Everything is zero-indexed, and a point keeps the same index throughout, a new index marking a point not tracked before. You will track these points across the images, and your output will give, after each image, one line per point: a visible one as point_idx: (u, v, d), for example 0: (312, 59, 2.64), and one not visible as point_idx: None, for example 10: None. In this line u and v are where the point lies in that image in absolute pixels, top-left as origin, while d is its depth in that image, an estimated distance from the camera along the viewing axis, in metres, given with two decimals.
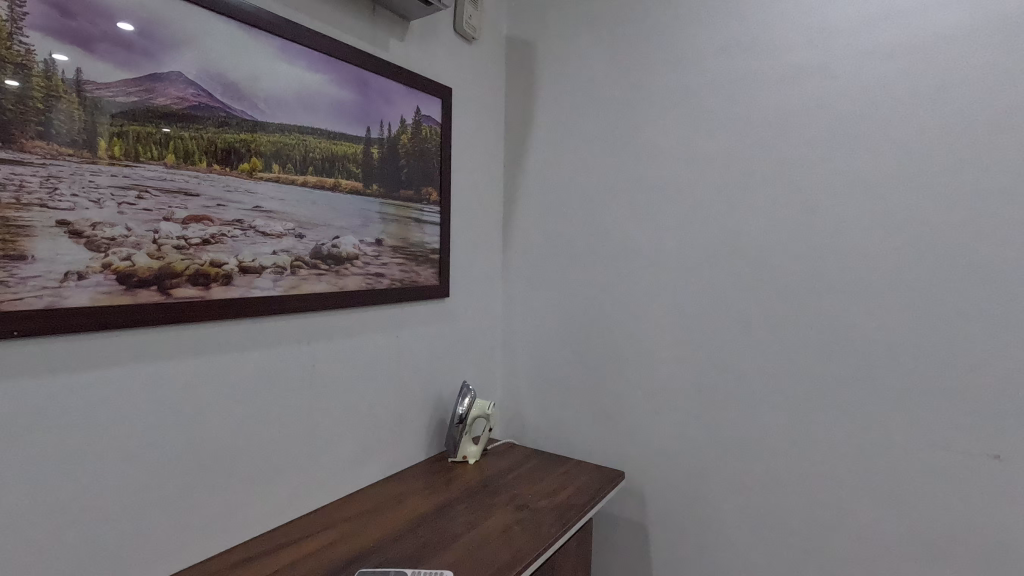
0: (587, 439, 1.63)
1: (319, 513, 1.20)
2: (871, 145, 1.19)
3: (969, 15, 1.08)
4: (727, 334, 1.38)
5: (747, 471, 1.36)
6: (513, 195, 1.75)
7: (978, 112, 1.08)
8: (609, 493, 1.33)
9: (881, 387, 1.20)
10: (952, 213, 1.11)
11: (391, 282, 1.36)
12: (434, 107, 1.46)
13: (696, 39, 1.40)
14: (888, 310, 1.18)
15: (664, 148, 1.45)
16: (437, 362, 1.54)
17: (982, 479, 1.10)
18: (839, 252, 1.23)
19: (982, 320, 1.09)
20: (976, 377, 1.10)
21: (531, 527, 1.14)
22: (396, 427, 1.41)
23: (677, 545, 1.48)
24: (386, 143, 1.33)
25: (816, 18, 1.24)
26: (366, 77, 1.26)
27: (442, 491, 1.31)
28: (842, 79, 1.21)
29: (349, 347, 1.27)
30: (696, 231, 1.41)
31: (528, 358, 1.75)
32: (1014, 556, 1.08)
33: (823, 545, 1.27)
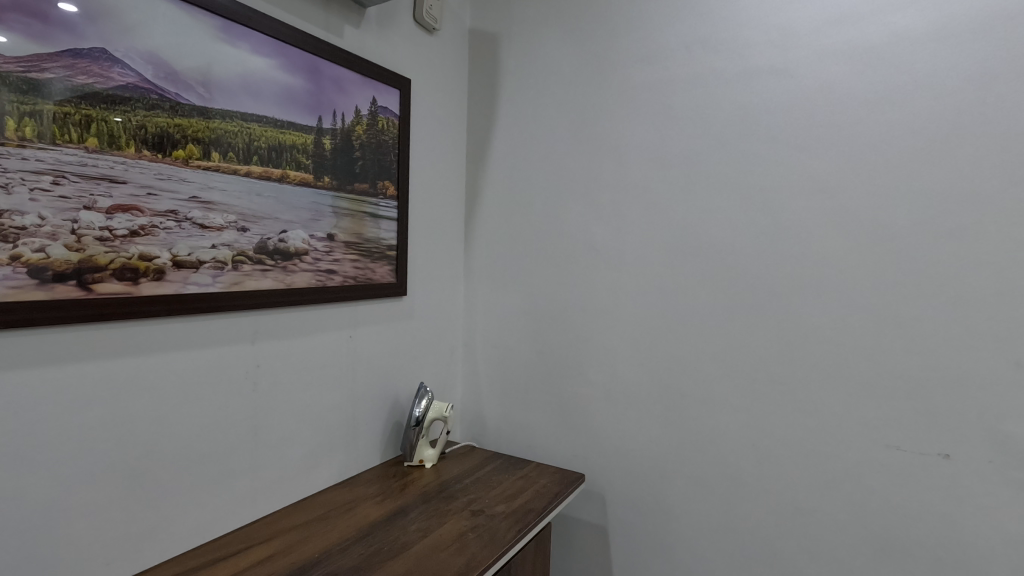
0: (548, 441, 1.60)
1: (263, 523, 1.14)
2: (829, 147, 1.19)
3: (923, 20, 1.10)
4: (688, 334, 1.37)
5: (707, 472, 1.36)
6: (475, 192, 1.70)
7: (931, 115, 1.10)
8: (568, 496, 1.31)
9: (837, 387, 1.20)
10: (906, 215, 1.12)
11: (344, 278, 1.30)
12: (391, 98, 1.40)
13: (660, 35, 1.38)
14: (844, 311, 1.19)
15: (627, 146, 1.43)
16: (394, 363, 1.49)
17: (932, 478, 1.12)
18: (797, 253, 1.23)
19: (933, 322, 1.11)
20: (927, 378, 1.12)
21: (486, 534, 1.11)
22: (349, 431, 1.35)
23: (637, 548, 1.46)
24: (339, 134, 1.27)
25: (777, 18, 1.24)
26: (318, 64, 1.20)
27: (395, 496, 1.26)
28: (802, 80, 1.22)
29: (298, 346, 1.21)
30: (658, 230, 1.40)
31: (489, 358, 1.71)
32: (961, 554, 1.10)
33: (780, 545, 1.27)
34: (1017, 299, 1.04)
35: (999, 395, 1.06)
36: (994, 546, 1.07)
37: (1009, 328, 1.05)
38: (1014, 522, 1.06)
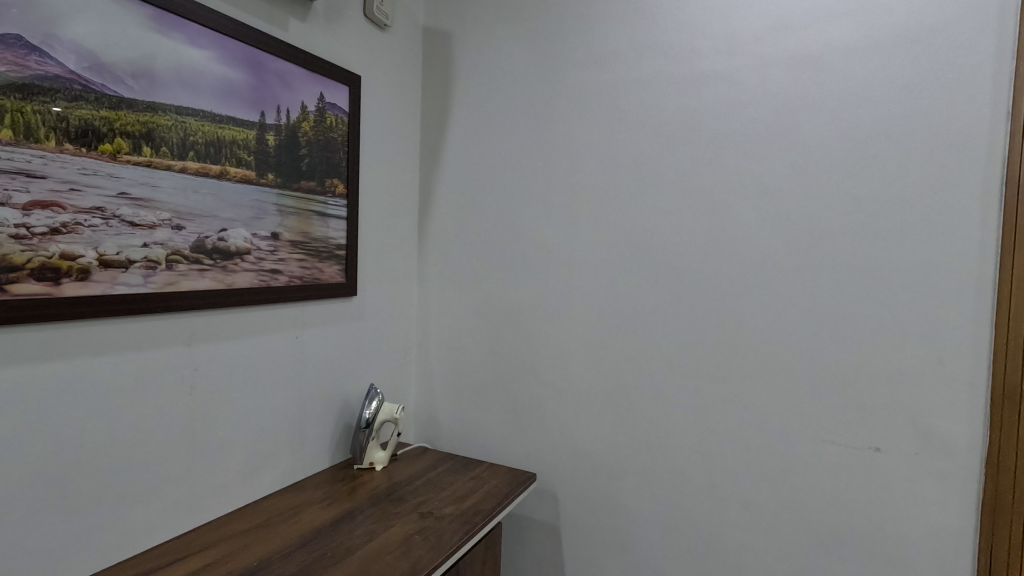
0: (502, 441, 1.60)
1: (200, 531, 1.10)
2: (769, 152, 1.23)
3: (856, 32, 1.14)
4: (636, 333, 1.39)
5: (655, 470, 1.38)
6: (429, 190, 1.69)
7: (864, 123, 1.14)
8: (518, 496, 1.31)
9: (778, 385, 1.24)
10: (840, 219, 1.17)
11: (289, 279, 1.27)
12: (340, 94, 1.38)
13: (611, 38, 1.40)
14: (783, 311, 1.23)
15: (578, 147, 1.44)
16: (343, 364, 1.46)
17: (864, 471, 1.17)
18: (739, 255, 1.27)
19: (864, 322, 1.16)
20: (859, 375, 1.17)
21: (433, 536, 1.10)
22: (295, 434, 1.32)
23: (588, 545, 1.48)
24: (283, 130, 1.24)
25: (721, 25, 1.27)
26: (261, 58, 1.17)
27: (342, 500, 1.24)
28: (745, 86, 1.25)
29: (240, 349, 1.18)
30: (608, 231, 1.42)
31: (443, 358, 1.70)
32: (888, 542, 1.16)
33: (723, 538, 1.31)
34: (940, 298, 1.10)
35: (924, 390, 1.12)
36: (919, 534, 1.13)
37: (934, 326, 1.10)
38: (937, 510, 1.11)
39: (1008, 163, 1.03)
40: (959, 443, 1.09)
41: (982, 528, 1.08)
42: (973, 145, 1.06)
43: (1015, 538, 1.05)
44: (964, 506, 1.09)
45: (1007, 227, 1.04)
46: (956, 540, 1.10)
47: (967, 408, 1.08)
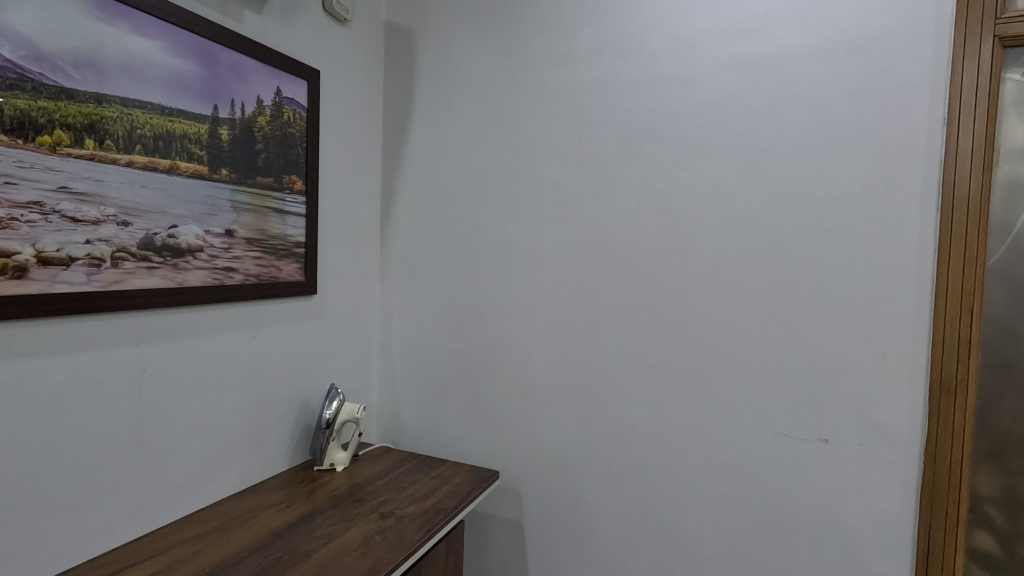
0: (465, 439, 1.60)
1: (150, 538, 1.06)
2: (725, 153, 1.26)
3: (807, 38, 1.18)
4: (598, 331, 1.41)
5: (616, 465, 1.40)
6: (391, 188, 1.67)
7: (814, 126, 1.18)
8: (481, 494, 1.31)
9: (733, 380, 1.28)
10: (791, 219, 1.21)
11: (245, 277, 1.24)
12: (298, 89, 1.35)
13: (573, 39, 1.41)
14: (738, 308, 1.27)
15: (541, 146, 1.45)
16: (303, 364, 1.43)
17: (813, 462, 1.22)
18: (696, 254, 1.30)
19: (813, 319, 1.20)
20: (809, 369, 1.21)
21: (393, 536, 1.09)
22: (252, 437, 1.29)
23: (552, 541, 1.49)
24: (238, 124, 1.20)
25: (679, 28, 1.30)
26: (213, 50, 1.14)
27: (301, 502, 1.22)
28: (702, 89, 1.28)
29: (192, 348, 1.14)
30: (570, 229, 1.43)
31: (406, 357, 1.68)
32: (836, 530, 1.20)
33: (681, 530, 1.34)
34: (883, 295, 1.15)
35: (869, 383, 1.17)
36: (864, 521, 1.18)
37: (877, 322, 1.15)
38: (881, 498, 1.17)
39: (945, 166, 1.09)
40: (901, 433, 1.15)
41: (921, 513, 1.13)
42: (913, 149, 1.11)
43: (950, 522, 1.12)
44: (906, 492, 1.15)
45: (944, 227, 1.10)
46: (897, 526, 1.16)
47: (907, 400, 1.14)
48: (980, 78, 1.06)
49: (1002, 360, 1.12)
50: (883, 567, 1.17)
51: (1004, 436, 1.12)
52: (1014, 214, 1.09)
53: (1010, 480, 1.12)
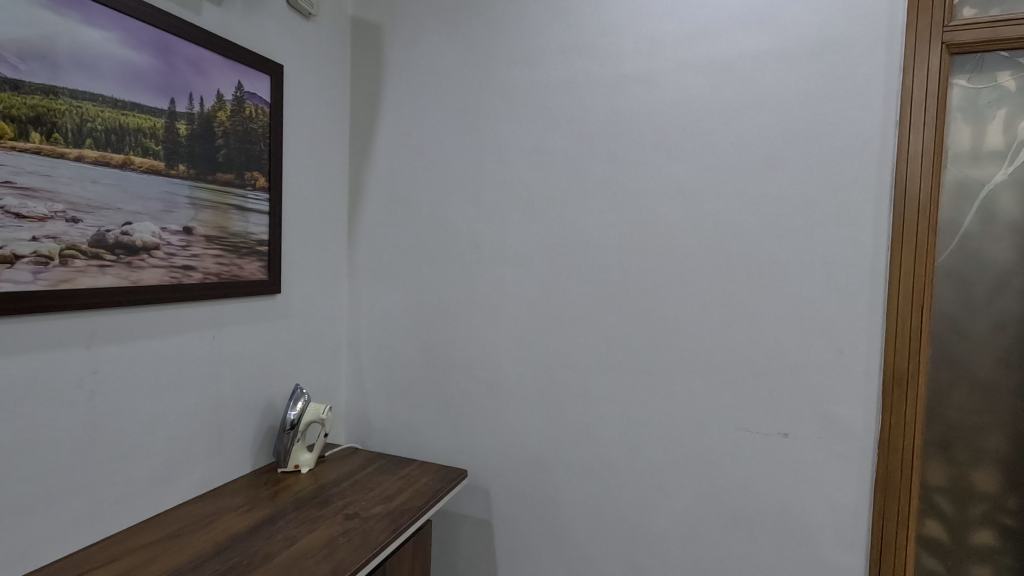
0: (434, 439, 1.59)
1: (103, 545, 1.03)
2: (689, 153, 1.28)
3: (767, 42, 1.21)
4: (566, 329, 1.42)
5: (584, 462, 1.42)
6: (359, 185, 1.65)
7: (774, 128, 1.21)
8: (448, 493, 1.31)
9: (696, 377, 1.30)
10: (753, 218, 1.24)
11: (204, 275, 1.21)
12: (260, 83, 1.32)
13: (541, 38, 1.41)
14: (701, 306, 1.29)
15: (510, 145, 1.45)
16: (266, 365, 1.40)
17: (774, 456, 1.25)
18: (661, 253, 1.32)
19: (774, 316, 1.23)
20: (769, 366, 1.24)
21: (357, 537, 1.08)
22: (212, 439, 1.26)
23: (520, 539, 1.50)
24: (196, 119, 1.17)
25: (644, 30, 1.31)
26: (170, 42, 1.11)
27: (264, 505, 1.20)
28: (666, 90, 1.30)
29: (148, 349, 1.11)
30: (538, 228, 1.43)
31: (374, 357, 1.66)
32: (795, 522, 1.24)
33: (646, 525, 1.36)
34: (839, 293, 1.18)
35: (826, 379, 1.20)
36: (822, 513, 1.22)
37: (834, 319, 1.19)
38: (837, 489, 1.20)
39: (897, 168, 1.13)
40: (856, 426, 1.18)
41: (875, 504, 1.17)
42: (867, 151, 1.15)
43: (901, 512, 1.16)
44: (860, 484, 1.19)
45: (895, 228, 1.13)
46: (853, 516, 1.19)
47: (862, 394, 1.18)
48: (929, 84, 1.11)
49: (950, 355, 1.16)
50: (839, 556, 1.21)
51: (951, 428, 1.17)
52: (961, 214, 1.14)
53: (958, 470, 1.17)
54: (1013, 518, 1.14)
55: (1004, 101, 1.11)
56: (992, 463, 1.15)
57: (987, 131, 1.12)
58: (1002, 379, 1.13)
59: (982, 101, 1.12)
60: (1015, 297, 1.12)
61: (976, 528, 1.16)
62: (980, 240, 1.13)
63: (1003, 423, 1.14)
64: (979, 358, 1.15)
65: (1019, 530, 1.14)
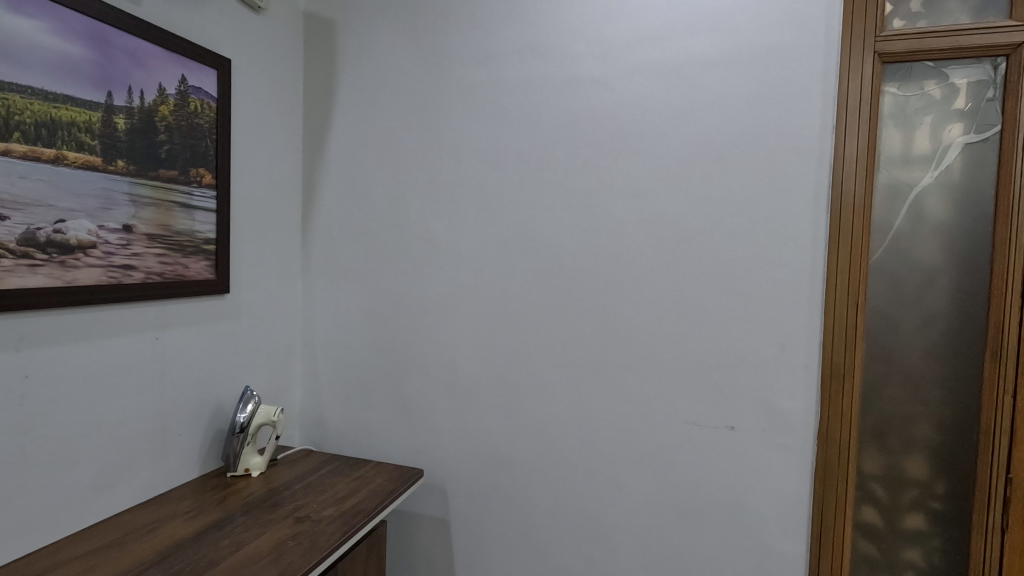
0: (390, 439, 1.58)
1: (36, 557, 0.99)
2: (639, 155, 1.31)
3: (713, 48, 1.25)
4: (521, 328, 1.43)
5: (539, 458, 1.43)
6: (312, 183, 1.62)
7: (719, 131, 1.25)
8: (403, 493, 1.30)
9: (647, 373, 1.33)
10: (700, 218, 1.27)
11: (146, 275, 1.17)
12: (206, 77, 1.29)
13: (495, 38, 1.42)
14: (652, 305, 1.32)
15: (465, 144, 1.45)
16: (214, 367, 1.36)
17: (721, 449, 1.29)
18: (613, 252, 1.34)
19: (720, 313, 1.27)
20: (716, 361, 1.28)
21: (308, 540, 1.06)
22: (155, 443, 1.22)
23: (477, 537, 1.50)
24: (137, 113, 1.14)
25: (596, 32, 1.33)
26: (107, 33, 1.07)
27: (211, 510, 1.17)
28: (618, 91, 1.32)
29: (84, 352, 1.07)
30: (493, 227, 1.44)
31: (329, 357, 1.64)
32: (741, 512, 1.28)
33: (600, 520, 1.39)
34: (781, 290, 1.23)
35: (769, 374, 1.25)
36: (766, 502, 1.26)
37: (776, 316, 1.23)
38: (780, 479, 1.25)
39: (833, 171, 1.18)
40: (797, 418, 1.23)
41: (815, 492, 1.22)
42: (806, 154, 1.20)
43: (839, 499, 1.21)
44: (801, 473, 1.24)
45: (833, 228, 1.19)
46: (794, 505, 1.24)
47: (802, 388, 1.22)
48: (862, 92, 1.16)
49: (883, 349, 1.22)
50: (781, 543, 1.26)
51: (885, 418, 1.23)
52: (892, 215, 1.20)
53: (891, 459, 1.23)
54: (941, 502, 1.20)
55: (931, 108, 1.18)
56: (921, 451, 1.21)
57: (916, 136, 1.19)
58: (930, 372, 1.20)
59: (911, 108, 1.18)
60: (941, 294, 1.18)
61: (907, 513, 1.23)
62: (910, 240, 1.19)
63: (932, 413, 1.20)
64: (910, 352, 1.21)
65: (946, 513, 1.20)
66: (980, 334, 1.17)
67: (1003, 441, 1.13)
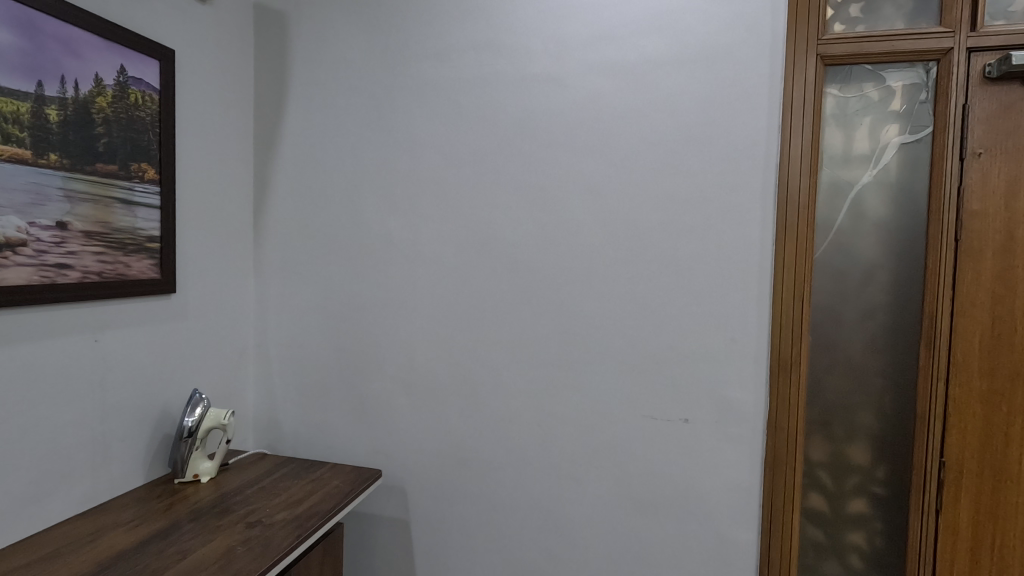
0: (348, 440, 1.55)
1: None
2: (594, 152, 1.32)
3: (664, 48, 1.27)
4: (480, 325, 1.42)
5: (499, 455, 1.43)
6: (264, 179, 1.57)
7: (672, 129, 1.27)
8: (361, 494, 1.29)
9: (604, 368, 1.35)
10: (654, 215, 1.29)
11: (83, 274, 1.12)
12: (148, 68, 1.24)
13: (450, 34, 1.41)
14: (608, 301, 1.33)
15: (421, 140, 1.44)
16: (160, 370, 1.31)
17: (676, 441, 1.31)
18: (570, 248, 1.35)
19: (674, 308, 1.30)
20: (670, 356, 1.30)
21: (259, 545, 1.03)
22: (95, 451, 1.17)
23: (438, 536, 1.49)
24: (71, 105, 1.08)
25: (551, 31, 1.34)
26: (37, 19, 1.01)
27: (157, 518, 1.13)
28: (573, 89, 1.33)
29: (14, 356, 1.01)
30: (450, 224, 1.43)
31: (284, 357, 1.60)
32: (695, 502, 1.31)
33: (560, 515, 1.40)
34: (731, 285, 1.26)
35: (721, 366, 1.28)
36: (719, 492, 1.29)
37: (727, 310, 1.27)
38: (732, 469, 1.28)
39: (780, 170, 1.22)
40: (748, 410, 1.27)
41: (765, 481, 1.26)
42: (753, 153, 1.23)
43: (788, 486, 1.26)
44: (752, 463, 1.27)
45: (780, 224, 1.23)
46: (746, 493, 1.28)
47: (752, 380, 1.26)
48: (807, 93, 1.20)
49: (827, 340, 1.27)
50: (734, 531, 1.29)
51: (829, 407, 1.28)
52: (834, 212, 1.25)
53: (836, 446, 1.28)
54: (882, 486, 1.26)
55: (869, 109, 1.23)
56: (863, 438, 1.27)
57: (856, 136, 1.24)
58: (870, 362, 1.25)
59: (851, 109, 1.23)
60: (880, 287, 1.24)
61: (851, 498, 1.28)
62: (851, 235, 1.24)
63: (873, 401, 1.26)
64: (853, 343, 1.26)
65: (886, 497, 1.26)
66: (915, 325, 1.22)
67: (937, 426, 1.19)
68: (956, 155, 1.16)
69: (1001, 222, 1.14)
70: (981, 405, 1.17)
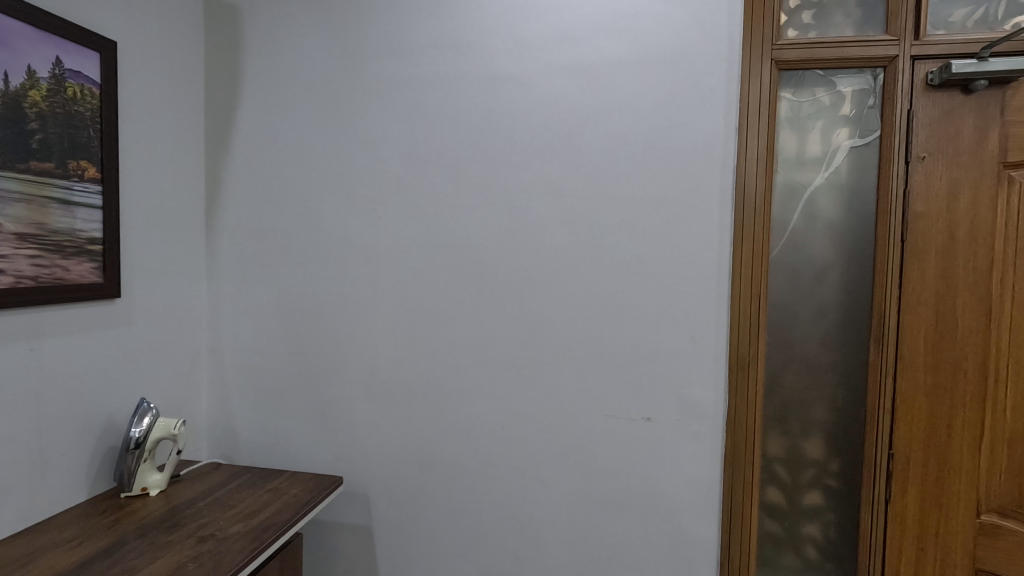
0: (308, 447, 1.51)
1: None
2: (557, 152, 1.32)
3: (625, 50, 1.28)
4: (443, 327, 1.41)
5: (463, 457, 1.41)
6: (217, 177, 1.51)
7: (633, 131, 1.28)
8: (320, 502, 1.25)
9: (568, 369, 1.35)
10: (616, 216, 1.30)
11: (16, 280, 1.05)
12: (86, 61, 1.17)
13: (410, 32, 1.38)
14: (571, 302, 1.33)
15: (381, 139, 1.41)
16: (104, 378, 1.25)
17: (639, 440, 1.32)
18: (533, 249, 1.34)
19: (636, 309, 1.31)
20: (633, 355, 1.31)
21: (212, 559, 0.99)
22: (32, 465, 1.10)
23: (402, 542, 1.46)
24: (2, 98, 1.01)
25: (512, 31, 1.33)
26: None
27: (101, 536, 1.07)
28: (536, 90, 1.33)
29: None
30: (412, 225, 1.41)
31: (240, 363, 1.54)
32: (657, 499, 1.32)
33: (525, 516, 1.39)
34: (691, 285, 1.28)
35: (682, 365, 1.30)
36: (681, 489, 1.31)
37: (687, 310, 1.29)
38: (693, 466, 1.30)
39: (737, 171, 1.24)
40: (708, 407, 1.29)
41: (725, 477, 1.29)
42: (711, 155, 1.25)
43: (747, 481, 1.28)
44: (712, 459, 1.30)
45: (738, 225, 1.25)
46: (706, 489, 1.30)
47: (712, 378, 1.28)
48: (762, 96, 1.23)
49: (783, 338, 1.30)
50: (695, 527, 1.31)
51: (786, 403, 1.31)
52: (788, 213, 1.28)
53: (792, 441, 1.31)
54: (835, 479, 1.30)
55: (821, 113, 1.26)
56: (818, 433, 1.30)
57: (808, 139, 1.27)
58: (824, 359, 1.29)
59: (804, 113, 1.27)
60: (832, 286, 1.28)
61: (806, 491, 1.31)
62: (805, 236, 1.28)
63: (826, 396, 1.29)
64: (807, 341, 1.30)
65: (839, 489, 1.30)
66: (865, 324, 1.27)
67: (885, 419, 1.24)
68: (902, 159, 1.21)
69: (943, 223, 1.20)
70: (926, 398, 1.22)
